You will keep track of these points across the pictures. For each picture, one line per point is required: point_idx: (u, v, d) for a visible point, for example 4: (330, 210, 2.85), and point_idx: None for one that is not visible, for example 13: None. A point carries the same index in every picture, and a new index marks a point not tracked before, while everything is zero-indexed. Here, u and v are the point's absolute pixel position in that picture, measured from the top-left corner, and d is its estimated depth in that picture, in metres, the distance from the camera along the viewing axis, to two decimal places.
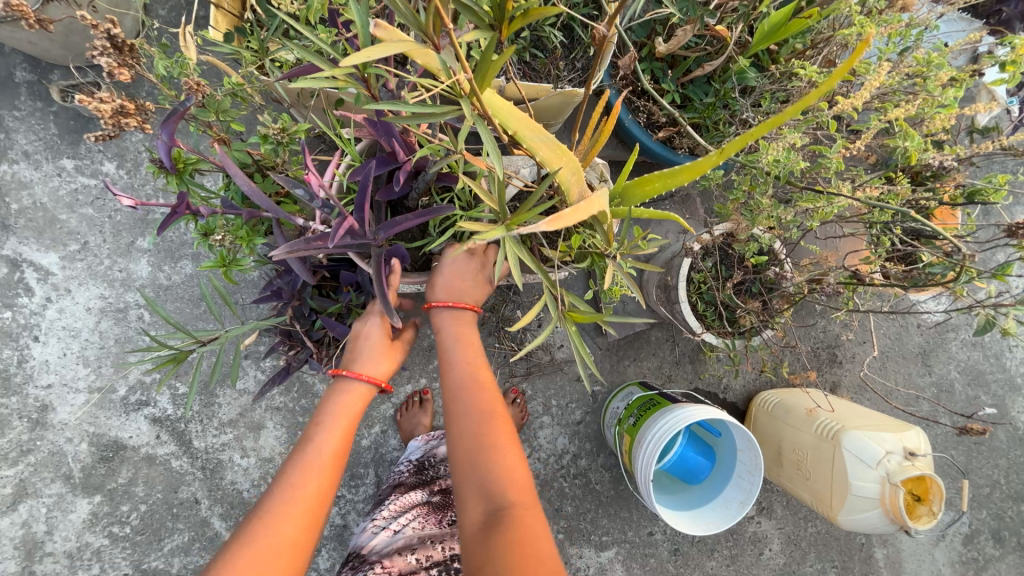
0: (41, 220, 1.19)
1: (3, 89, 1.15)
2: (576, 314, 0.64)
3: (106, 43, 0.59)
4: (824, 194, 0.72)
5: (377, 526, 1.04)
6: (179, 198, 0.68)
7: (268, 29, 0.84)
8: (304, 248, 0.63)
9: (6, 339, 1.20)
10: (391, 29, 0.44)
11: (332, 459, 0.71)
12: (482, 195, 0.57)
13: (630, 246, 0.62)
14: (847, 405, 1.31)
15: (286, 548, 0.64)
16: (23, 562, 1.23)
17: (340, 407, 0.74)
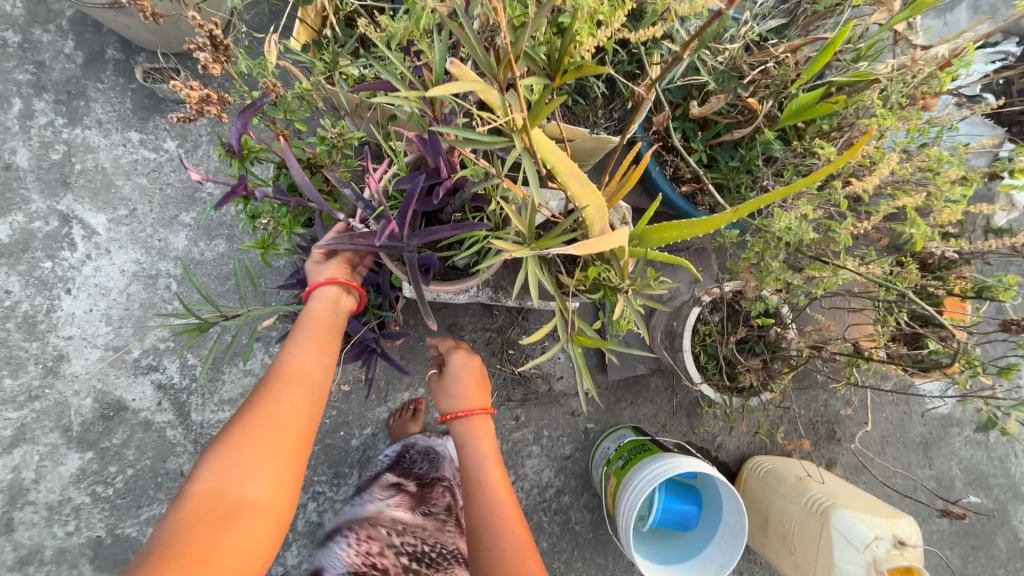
0: (99, 182, 1.28)
1: (93, 63, 1.27)
2: (583, 338, 0.69)
3: (206, 40, 0.66)
4: (830, 265, 0.76)
5: (361, 500, 1.12)
6: (238, 180, 0.73)
7: (342, 46, 0.93)
8: (346, 243, 0.70)
9: (41, 288, 1.27)
10: (463, 67, 0.51)
11: (319, 343, 0.77)
12: (515, 216, 0.63)
13: (643, 286, 0.66)
14: (839, 481, 1.30)
15: (290, 419, 0.69)
16: (5, 506, 1.25)
17: (318, 330, 0.78)
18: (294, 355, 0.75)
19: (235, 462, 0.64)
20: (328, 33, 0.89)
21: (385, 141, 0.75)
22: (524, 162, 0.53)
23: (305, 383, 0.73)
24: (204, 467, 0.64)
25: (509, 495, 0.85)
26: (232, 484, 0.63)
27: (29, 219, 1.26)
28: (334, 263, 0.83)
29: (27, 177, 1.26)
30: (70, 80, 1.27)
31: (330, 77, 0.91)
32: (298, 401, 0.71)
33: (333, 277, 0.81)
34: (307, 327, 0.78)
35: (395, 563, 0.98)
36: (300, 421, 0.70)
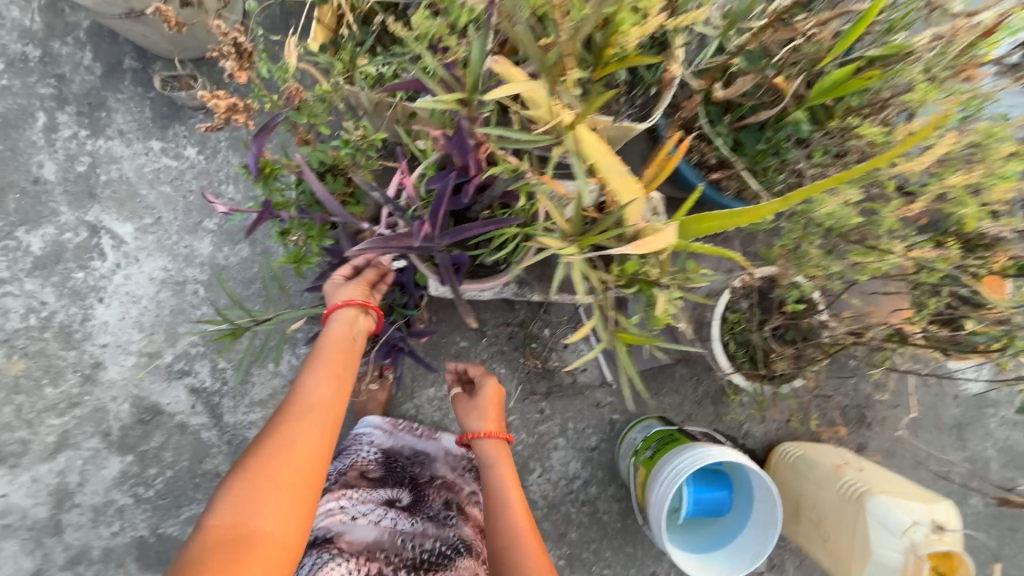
0: (124, 192, 1.30)
1: (112, 73, 1.28)
2: (627, 335, 0.68)
3: (230, 48, 0.66)
4: (878, 251, 0.74)
5: (343, 514, 1.06)
6: (263, 208, 0.77)
7: (361, 45, 0.93)
8: (382, 248, 0.69)
9: (75, 298, 1.30)
10: (508, 67, 0.59)
11: (333, 376, 0.80)
12: (559, 217, 0.63)
13: (683, 278, 0.65)
14: (875, 466, 1.27)
15: (307, 446, 0.72)
16: (53, 508, 1.29)
17: (333, 358, 0.81)
18: (309, 388, 0.78)
19: (252, 496, 0.67)
20: (346, 32, 0.88)
21: (410, 142, 0.76)
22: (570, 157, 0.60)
23: (319, 412, 0.76)
24: (222, 499, 0.67)
25: (525, 514, 0.96)
26: (247, 516, 0.66)
27: (59, 231, 1.29)
28: (354, 284, 0.86)
29: (55, 190, 1.29)
30: (91, 92, 1.28)
31: (350, 77, 0.90)
32: (314, 429, 0.74)
33: (348, 299, 0.84)
34: (323, 354, 0.81)
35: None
36: (312, 453, 0.72)
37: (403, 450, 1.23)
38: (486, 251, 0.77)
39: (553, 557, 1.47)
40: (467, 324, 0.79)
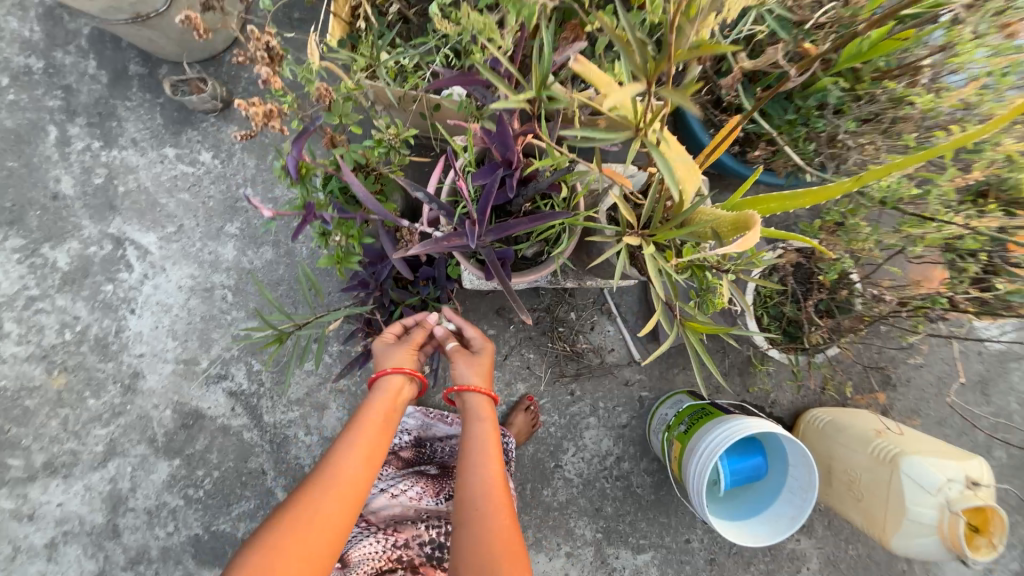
0: (144, 202, 1.29)
1: (118, 81, 1.26)
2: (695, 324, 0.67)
3: (263, 52, 0.66)
4: (934, 223, 0.73)
5: (373, 488, 1.09)
6: (307, 210, 0.78)
7: (379, 38, 0.91)
8: (434, 248, 0.69)
9: (107, 310, 1.31)
10: (586, 62, 0.52)
11: (368, 455, 0.77)
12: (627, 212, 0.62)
13: (741, 262, 0.66)
14: (914, 432, 1.28)
15: (326, 527, 0.70)
16: (109, 514, 1.33)
17: (371, 431, 0.79)
18: (342, 459, 0.75)
19: (270, 566, 0.66)
20: (364, 25, 0.86)
21: (447, 137, 0.73)
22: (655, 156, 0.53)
23: (348, 489, 0.73)
24: (244, 558, 0.67)
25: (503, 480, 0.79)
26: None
27: (84, 244, 1.29)
28: (405, 349, 0.88)
29: (75, 204, 1.28)
30: (99, 101, 1.26)
31: (372, 72, 0.88)
32: (336, 511, 0.71)
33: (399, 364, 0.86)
34: (360, 424, 0.79)
35: (420, 551, 1.03)
36: (335, 529, 0.70)
37: (434, 432, 1.22)
38: (529, 242, 0.77)
39: (590, 530, 1.52)
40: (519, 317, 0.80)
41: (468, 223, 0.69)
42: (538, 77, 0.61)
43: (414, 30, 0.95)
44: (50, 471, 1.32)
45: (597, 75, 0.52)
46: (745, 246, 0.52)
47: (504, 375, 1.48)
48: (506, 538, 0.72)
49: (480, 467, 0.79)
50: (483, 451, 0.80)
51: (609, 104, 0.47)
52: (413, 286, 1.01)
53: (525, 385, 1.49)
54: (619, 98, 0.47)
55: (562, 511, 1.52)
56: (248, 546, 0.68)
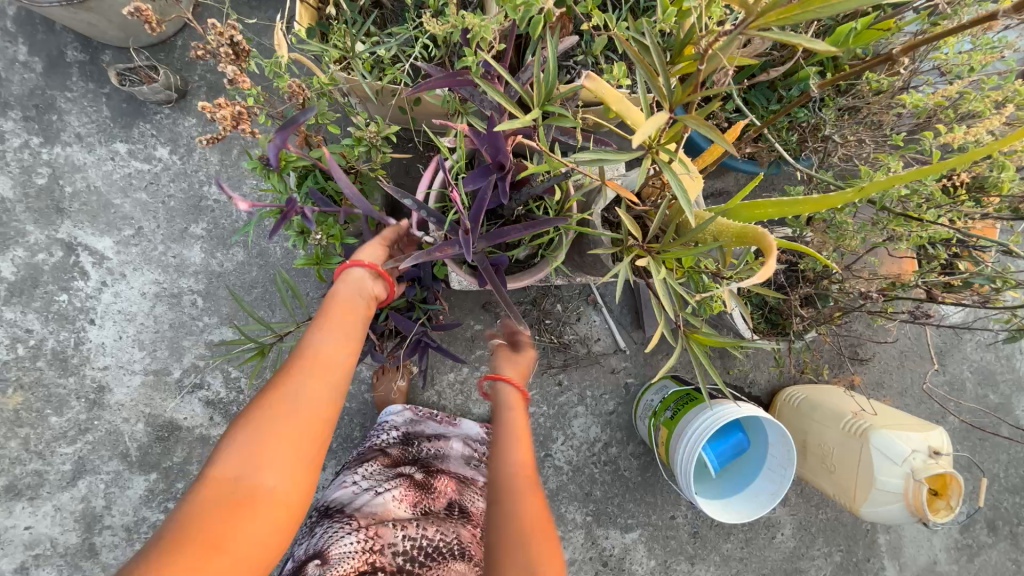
0: (96, 204, 1.19)
1: (55, 70, 1.15)
2: (701, 336, 0.70)
3: (228, 48, 0.60)
4: (917, 221, 0.75)
5: (358, 486, 1.04)
6: (289, 201, 0.72)
7: (353, 26, 0.85)
8: (426, 257, 0.67)
9: (63, 322, 1.22)
10: (599, 82, 0.52)
11: (344, 339, 0.69)
12: (629, 223, 0.64)
13: (743, 270, 0.68)
14: (887, 409, 1.33)
15: (309, 411, 0.62)
16: (83, 534, 1.26)
17: (345, 317, 0.70)
18: (316, 347, 0.67)
19: (251, 455, 0.58)
20: (335, 13, 0.80)
21: (434, 139, 0.69)
22: (670, 178, 0.52)
23: (330, 373, 0.65)
24: (223, 452, 0.59)
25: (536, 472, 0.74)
26: (250, 473, 0.57)
27: (30, 252, 1.19)
28: (376, 245, 0.77)
29: (16, 208, 1.17)
30: (35, 93, 1.15)
31: (347, 65, 0.83)
32: (318, 392, 0.64)
33: (368, 259, 0.75)
34: (332, 310, 0.70)
35: (394, 561, 0.93)
36: (319, 413, 0.63)
37: (422, 432, 1.22)
38: (523, 248, 0.76)
39: (580, 514, 1.55)
40: (514, 325, 0.80)
41: (461, 232, 0.66)
42: (542, 93, 0.59)
43: (388, 16, 0.89)
44: (13, 494, 1.24)
45: (609, 93, 0.53)
46: (762, 279, 0.47)
47: None
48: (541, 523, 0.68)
49: (512, 448, 0.74)
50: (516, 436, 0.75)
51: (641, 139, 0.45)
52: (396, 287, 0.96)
53: None
54: (650, 130, 0.46)
55: (553, 498, 1.54)
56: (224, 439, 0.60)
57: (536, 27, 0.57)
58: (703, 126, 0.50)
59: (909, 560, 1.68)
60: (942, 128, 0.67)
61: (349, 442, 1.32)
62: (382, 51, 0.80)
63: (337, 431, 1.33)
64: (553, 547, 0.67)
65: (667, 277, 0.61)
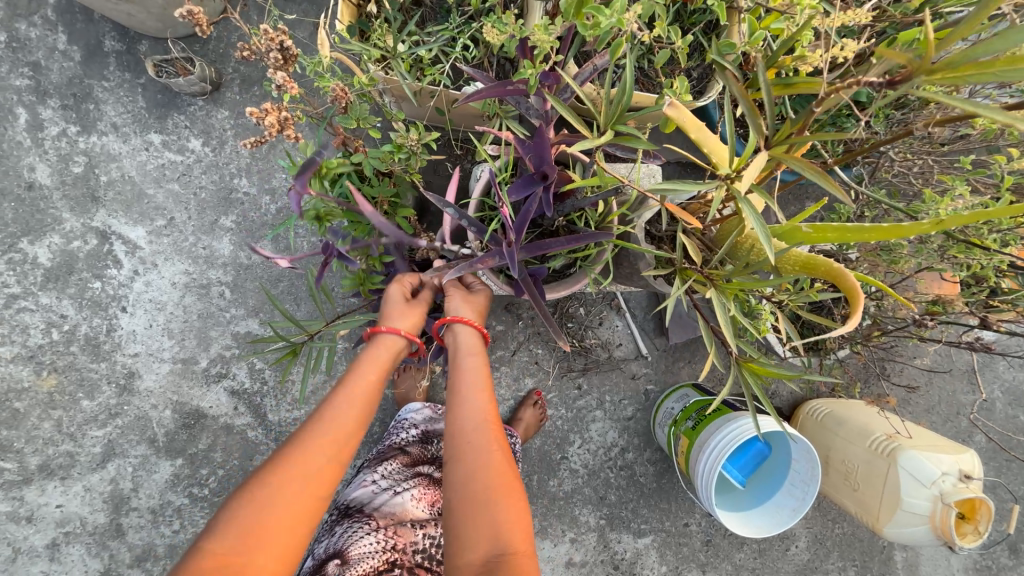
0: (129, 193, 1.21)
1: (93, 59, 1.16)
2: (754, 365, 0.69)
3: (278, 53, 0.59)
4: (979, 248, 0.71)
5: (377, 485, 1.04)
6: (324, 249, 0.78)
7: (391, 23, 0.83)
8: (470, 268, 0.67)
9: (96, 309, 1.24)
10: (680, 108, 0.52)
11: (357, 408, 0.69)
12: (692, 250, 0.63)
13: (796, 296, 0.67)
14: (920, 432, 1.28)
15: (311, 480, 0.63)
16: (111, 514, 1.29)
17: (360, 388, 0.71)
18: (328, 416, 0.67)
19: (249, 527, 0.58)
20: (377, 12, 0.79)
21: (477, 145, 0.67)
22: (750, 216, 0.50)
23: (336, 446, 0.65)
24: (220, 525, 0.58)
25: (496, 418, 0.75)
26: (244, 551, 0.57)
27: (66, 239, 1.21)
28: (414, 311, 0.79)
29: (53, 195, 1.19)
30: (73, 81, 1.16)
31: (386, 64, 0.82)
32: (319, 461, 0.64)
33: (400, 325, 0.77)
34: (347, 381, 0.71)
35: (413, 559, 0.95)
36: (319, 482, 0.63)
37: (441, 430, 1.21)
38: (560, 258, 0.74)
39: (594, 518, 1.55)
40: (548, 332, 0.79)
41: (505, 244, 0.65)
42: (614, 114, 0.57)
43: (427, 15, 0.88)
44: (46, 473, 1.27)
45: (690, 121, 0.53)
46: (848, 330, 0.49)
47: (511, 371, 1.49)
48: (504, 471, 0.69)
49: (471, 399, 0.75)
50: (474, 382, 0.76)
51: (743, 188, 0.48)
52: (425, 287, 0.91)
53: (532, 380, 1.50)
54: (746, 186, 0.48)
55: (567, 500, 1.54)
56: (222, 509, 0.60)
57: (616, 50, 0.52)
58: (800, 165, 0.49)
59: None
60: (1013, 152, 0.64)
61: (369, 437, 1.33)
62: (423, 51, 0.79)
63: None
64: (521, 504, 0.67)
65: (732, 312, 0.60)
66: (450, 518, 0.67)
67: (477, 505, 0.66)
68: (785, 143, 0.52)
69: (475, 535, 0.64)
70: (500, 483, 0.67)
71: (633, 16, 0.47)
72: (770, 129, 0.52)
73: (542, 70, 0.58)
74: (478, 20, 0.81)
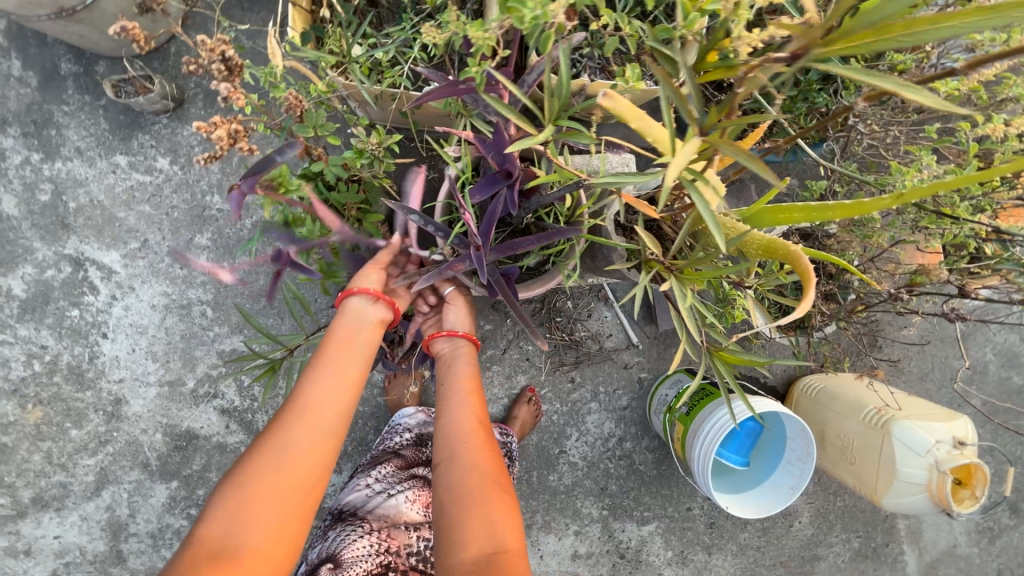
0: (100, 218, 1.19)
1: (51, 83, 1.14)
2: (725, 354, 0.70)
3: (221, 65, 0.60)
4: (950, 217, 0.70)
5: (371, 488, 1.04)
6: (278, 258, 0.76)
7: (346, 27, 0.82)
8: (440, 275, 0.66)
9: (77, 337, 1.22)
10: (617, 97, 0.53)
11: (336, 382, 0.67)
12: (651, 242, 0.63)
13: (766, 280, 0.66)
14: (911, 402, 1.27)
15: (302, 460, 0.62)
16: (111, 541, 1.28)
17: (339, 359, 0.69)
18: (310, 390, 0.66)
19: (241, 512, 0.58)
20: (329, 17, 0.77)
21: (438, 148, 0.66)
22: (698, 206, 0.50)
23: (318, 423, 0.64)
24: (212, 510, 0.59)
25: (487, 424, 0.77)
26: (236, 531, 0.57)
27: (39, 269, 1.19)
28: (372, 268, 0.75)
29: (22, 225, 1.17)
30: (32, 107, 1.14)
31: (344, 69, 0.80)
32: (306, 441, 0.63)
33: (364, 285, 0.74)
34: (326, 353, 0.69)
35: (408, 561, 0.95)
36: (310, 463, 0.62)
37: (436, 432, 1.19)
38: (533, 256, 0.74)
39: (596, 509, 1.55)
40: (528, 332, 0.79)
41: (472, 247, 0.64)
42: (556, 109, 0.57)
43: (384, 15, 0.86)
44: (40, 506, 1.26)
45: (628, 109, 0.54)
46: (802, 310, 0.45)
47: (503, 369, 1.48)
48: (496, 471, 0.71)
49: (464, 403, 0.77)
50: (466, 389, 0.78)
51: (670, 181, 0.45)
52: None
53: (525, 377, 1.49)
54: (673, 180, 0.45)
55: (568, 494, 1.54)
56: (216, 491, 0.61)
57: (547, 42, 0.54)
58: (732, 151, 0.47)
59: (929, 545, 1.67)
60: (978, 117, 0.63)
61: (365, 445, 1.32)
62: (380, 54, 0.77)
63: (351, 435, 1.32)
64: (511, 503, 0.69)
65: (690, 305, 0.61)
66: (444, 515, 0.68)
67: (469, 505, 0.67)
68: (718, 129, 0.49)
69: (470, 531, 0.66)
70: (492, 482, 0.69)
71: (558, 5, 0.48)
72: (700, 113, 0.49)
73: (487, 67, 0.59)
74: (433, 18, 0.79)
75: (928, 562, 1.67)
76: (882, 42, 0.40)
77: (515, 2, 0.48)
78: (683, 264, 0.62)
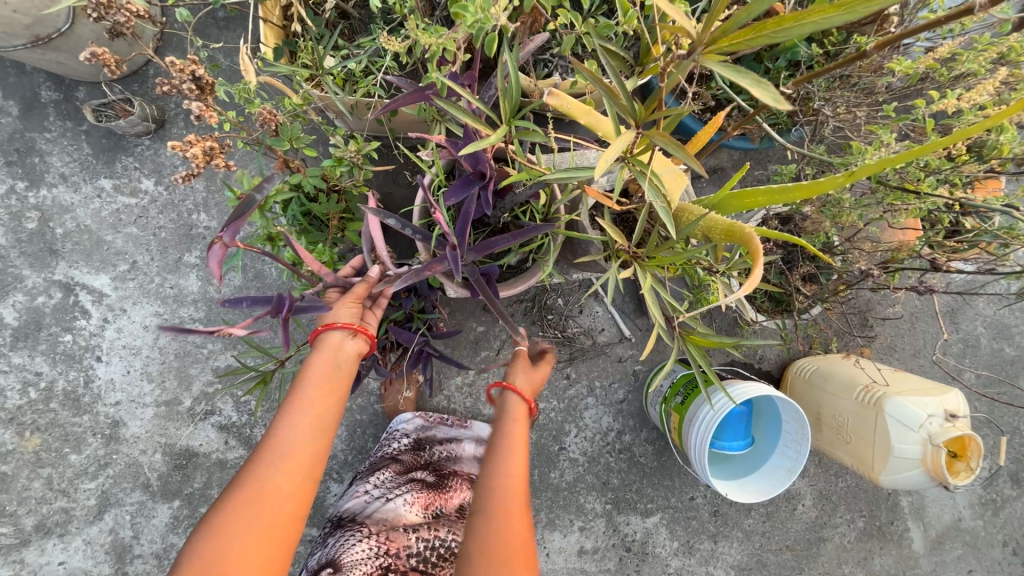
0: (88, 242, 1.20)
1: (32, 111, 1.15)
2: (697, 337, 0.73)
3: (191, 84, 0.61)
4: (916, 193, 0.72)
5: (369, 494, 1.04)
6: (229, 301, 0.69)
7: (318, 40, 0.83)
8: (418, 276, 0.67)
9: (71, 362, 1.23)
10: (562, 97, 0.55)
11: (312, 422, 0.68)
12: (618, 233, 0.64)
13: (735, 264, 0.67)
14: (901, 378, 1.28)
15: (283, 497, 0.64)
16: (115, 564, 1.28)
17: (316, 396, 0.69)
18: (287, 430, 0.67)
19: (222, 554, 0.60)
20: (300, 31, 0.79)
21: (410, 155, 0.68)
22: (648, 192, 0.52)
23: (296, 462, 0.65)
24: (194, 550, 0.61)
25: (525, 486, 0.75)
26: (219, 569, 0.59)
27: (30, 296, 1.20)
28: (347, 301, 0.73)
29: (11, 253, 1.18)
30: (14, 136, 1.15)
31: (318, 81, 0.82)
32: (287, 481, 0.65)
33: (342, 320, 0.72)
34: (300, 389, 0.69)
35: (409, 562, 0.96)
36: (291, 499, 0.65)
37: (434, 437, 1.19)
38: (512, 254, 0.75)
39: (600, 503, 1.56)
40: (512, 333, 0.80)
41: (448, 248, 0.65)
42: (510, 111, 0.60)
43: (356, 27, 0.87)
44: (43, 532, 1.26)
45: (575, 107, 0.56)
46: (750, 290, 0.48)
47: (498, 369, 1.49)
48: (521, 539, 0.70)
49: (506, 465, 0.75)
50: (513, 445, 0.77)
51: (603, 172, 0.46)
52: (394, 298, 0.90)
53: None
54: (607, 169, 0.45)
55: (571, 490, 1.55)
56: (198, 532, 0.62)
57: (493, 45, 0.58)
58: (667, 145, 0.48)
59: (933, 520, 1.68)
60: (931, 95, 0.66)
61: (365, 452, 1.33)
62: (353, 65, 0.79)
63: (351, 443, 1.33)
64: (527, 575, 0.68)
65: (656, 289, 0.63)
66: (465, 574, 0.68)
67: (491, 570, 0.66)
68: (651, 120, 0.50)
69: None
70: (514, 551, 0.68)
71: (499, 9, 0.53)
72: (632, 107, 0.49)
73: (450, 71, 0.61)
74: (402, 27, 0.81)
75: (933, 538, 1.68)
76: (759, 39, 0.40)
77: (460, 9, 0.52)
78: (646, 251, 0.65)
